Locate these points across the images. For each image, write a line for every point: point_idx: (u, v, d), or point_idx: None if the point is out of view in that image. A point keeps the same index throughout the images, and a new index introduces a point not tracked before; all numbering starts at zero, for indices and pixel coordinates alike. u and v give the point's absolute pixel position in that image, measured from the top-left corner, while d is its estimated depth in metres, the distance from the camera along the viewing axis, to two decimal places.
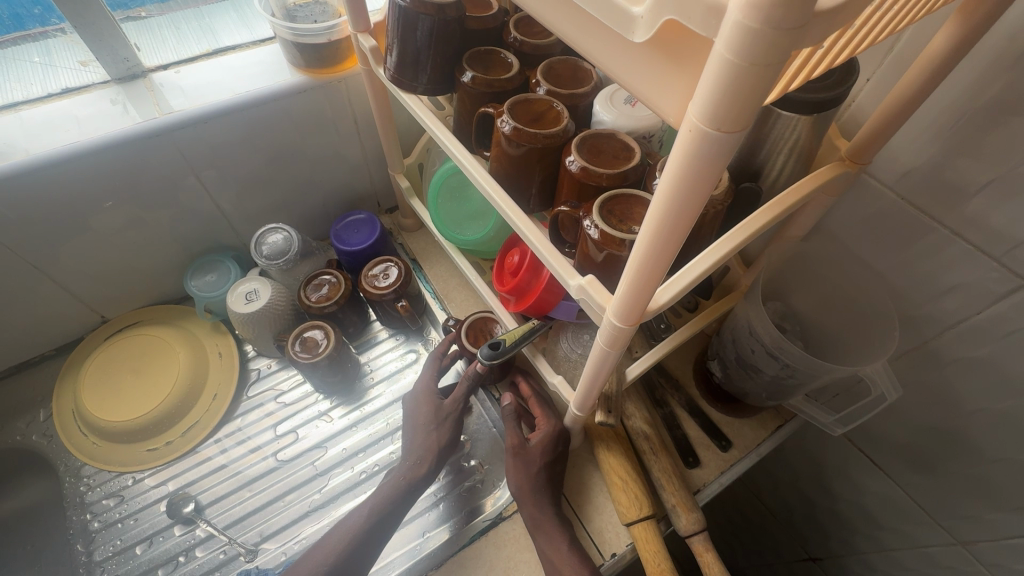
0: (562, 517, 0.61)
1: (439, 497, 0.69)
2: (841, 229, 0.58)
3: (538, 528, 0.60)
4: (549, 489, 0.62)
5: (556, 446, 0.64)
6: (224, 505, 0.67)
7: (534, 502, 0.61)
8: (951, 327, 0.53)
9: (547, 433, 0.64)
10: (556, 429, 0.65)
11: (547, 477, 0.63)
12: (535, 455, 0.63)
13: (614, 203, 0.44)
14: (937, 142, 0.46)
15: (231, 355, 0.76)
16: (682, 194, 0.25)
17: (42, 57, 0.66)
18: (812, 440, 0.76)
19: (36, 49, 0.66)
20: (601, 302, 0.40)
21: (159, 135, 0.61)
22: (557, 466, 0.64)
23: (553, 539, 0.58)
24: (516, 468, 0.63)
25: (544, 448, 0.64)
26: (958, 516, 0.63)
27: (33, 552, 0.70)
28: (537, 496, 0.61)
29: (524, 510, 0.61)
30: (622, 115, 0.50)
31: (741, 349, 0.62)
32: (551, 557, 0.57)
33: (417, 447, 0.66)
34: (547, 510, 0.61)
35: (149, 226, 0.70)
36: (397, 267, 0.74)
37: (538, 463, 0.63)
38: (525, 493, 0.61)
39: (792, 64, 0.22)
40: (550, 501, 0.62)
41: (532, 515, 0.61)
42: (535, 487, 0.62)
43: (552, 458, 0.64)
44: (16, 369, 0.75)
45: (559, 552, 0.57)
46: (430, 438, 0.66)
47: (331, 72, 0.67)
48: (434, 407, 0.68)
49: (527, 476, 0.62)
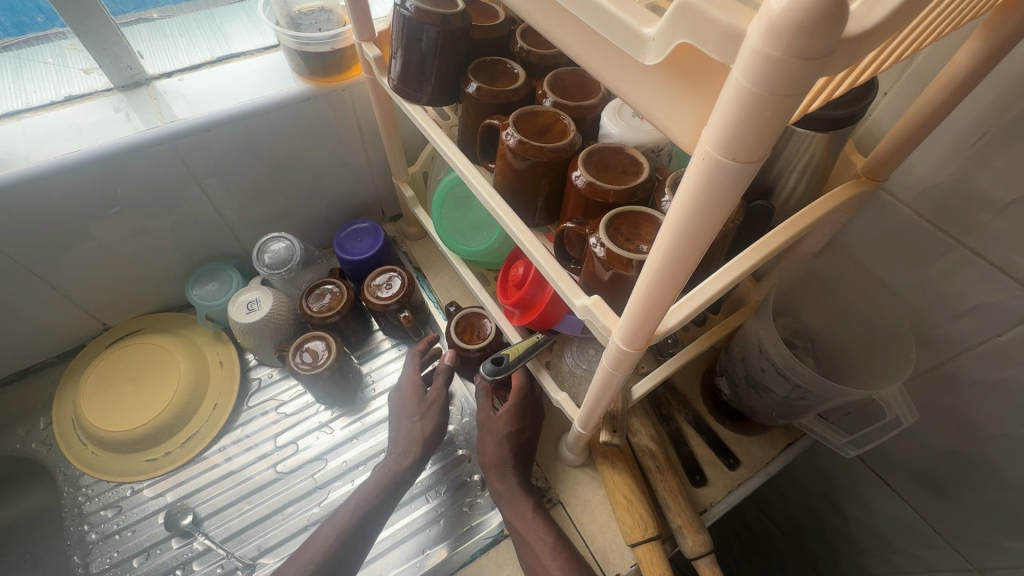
0: (524, 485, 0.63)
1: (438, 512, 0.68)
2: (855, 245, 0.57)
3: (512, 509, 0.61)
4: (513, 457, 0.64)
5: (523, 418, 0.66)
6: (223, 517, 0.67)
7: (500, 474, 0.64)
8: (969, 349, 0.51)
9: (514, 405, 0.65)
10: (523, 399, 0.66)
11: (514, 439, 0.65)
12: (501, 425, 0.65)
13: (621, 220, 0.43)
14: (958, 158, 0.45)
15: (232, 365, 0.76)
16: (694, 221, 0.24)
17: (55, 58, 0.66)
18: (823, 459, 0.75)
19: (42, 56, 0.66)
20: (607, 324, 0.39)
21: (161, 144, 0.60)
22: (524, 433, 0.66)
23: (520, 508, 0.61)
24: (492, 436, 0.65)
25: (509, 418, 0.65)
26: (975, 543, 0.61)
27: (33, 561, 0.69)
28: (502, 464, 0.63)
29: (491, 480, 0.64)
30: (630, 128, 0.49)
31: (751, 367, 0.60)
32: (518, 528, 0.60)
33: (402, 438, 0.65)
34: (509, 480, 0.63)
35: (152, 235, 0.69)
36: (400, 276, 0.73)
37: (502, 432, 0.65)
38: (491, 463, 0.64)
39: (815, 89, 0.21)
40: (514, 465, 0.64)
41: (497, 486, 0.63)
42: (499, 454, 0.64)
43: (518, 430, 0.65)
44: (17, 376, 0.75)
45: (524, 518, 0.60)
46: (413, 428, 0.66)
47: (335, 80, 0.66)
48: (418, 397, 0.68)
49: (494, 445, 0.64)
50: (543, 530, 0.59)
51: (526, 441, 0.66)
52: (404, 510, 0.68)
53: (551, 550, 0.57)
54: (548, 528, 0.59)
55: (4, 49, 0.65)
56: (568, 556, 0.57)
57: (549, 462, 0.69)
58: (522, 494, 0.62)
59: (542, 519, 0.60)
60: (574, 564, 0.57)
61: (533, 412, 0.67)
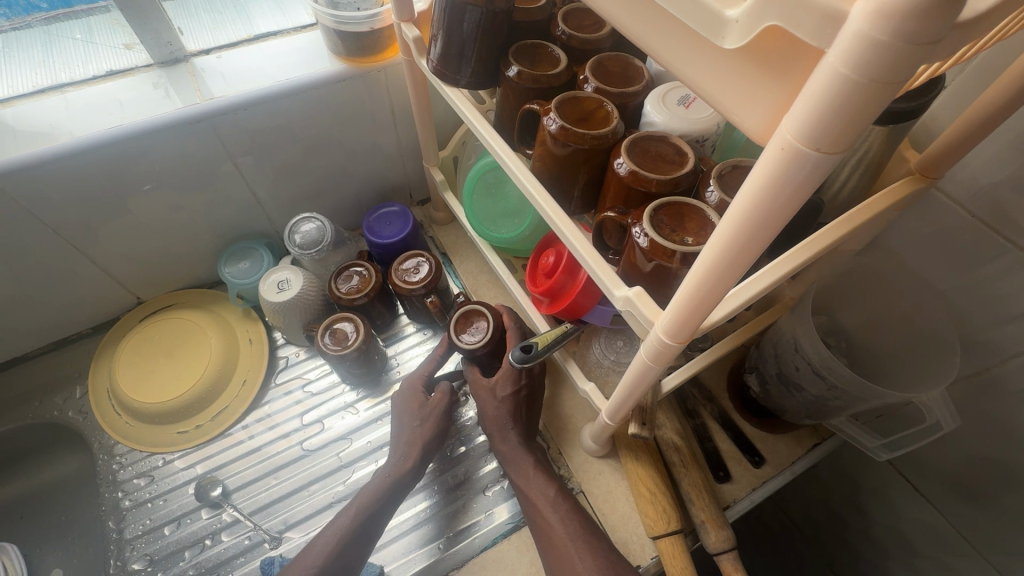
0: (526, 444, 0.64)
1: (444, 503, 0.69)
2: (901, 244, 0.55)
3: (514, 467, 0.62)
4: (513, 418, 0.64)
5: (520, 379, 0.64)
6: (250, 492, 0.68)
7: (502, 435, 0.64)
8: (1016, 355, 0.50)
9: (508, 369, 0.64)
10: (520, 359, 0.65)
11: (514, 399, 0.64)
12: (496, 390, 0.65)
13: (664, 209, 0.42)
14: (1020, 158, 0.43)
15: (262, 342, 0.77)
16: (762, 214, 0.23)
17: (84, 34, 0.65)
18: (850, 459, 0.74)
19: (72, 31, 0.65)
20: (650, 316, 0.38)
21: (200, 120, 0.60)
22: (522, 392, 0.65)
23: (522, 467, 0.62)
24: (488, 402, 0.65)
25: (506, 380, 0.64)
26: (1005, 551, 0.60)
27: (83, 519, 0.73)
28: (501, 424, 0.64)
29: (494, 443, 0.65)
30: (676, 117, 0.47)
31: (784, 365, 0.59)
32: (523, 491, 0.60)
33: (402, 443, 0.65)
34: (510, 441, 0.63)
35: (187, 211, 0.70)
36: (428, 261, 0.73)
37: (499, 395, 0.64)
38: (493, 425, 0.64)
39: None
40: (515, 426, 0.64)
41: (500, 448, 0.64)
42: (499, 414, 0.64)
43: (516, 390, 0.64)
44: (56, 345, 0.77)
45: (527, 476, 0.61)
46: (413, 434, 0.65)
47: (371, 61, 0.66)
48: (419, 403, 0.68)
49: (494, 406, 0.64)
50: (544, 485, 0.60)
51: (526, 398, 0.66)
52: (405, 503, 0.68)
53: (552, 503, 0.58)
54: (549, 482, 0.60)
55: (34, 25, 0.65)
56: (569, 509, 0.58)
57: (573, 451, 0.69)
58: (522, 453, 0.63)
59: (543, 473, 0.61)
60: (577, 515, 0.57)
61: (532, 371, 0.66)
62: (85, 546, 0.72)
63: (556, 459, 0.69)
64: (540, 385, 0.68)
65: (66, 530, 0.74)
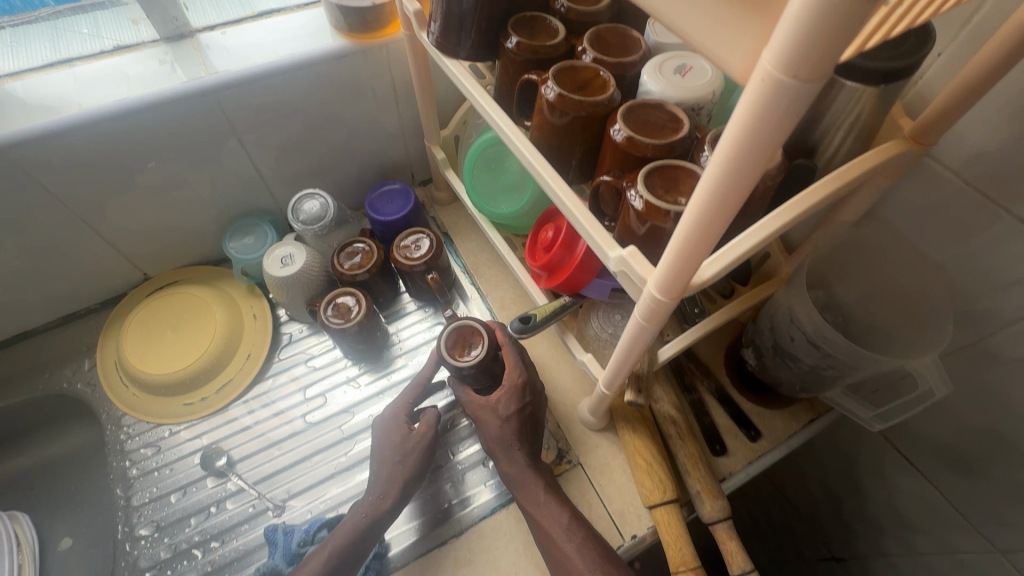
0: (535, 466, 0.61)
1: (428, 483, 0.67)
2: (896, 214, 0.55)
3: (524, 493, 0.59)
4: (519, 438, 0.62)
5: (525, 397, 0.63)
6: (253, 463, 0.69)
7: (507, 457, 0.62)
8: (1008, 325, 0.50)
9: (512, 387, 0.63)
10: (522, 377, 0.63)
11: (519, 417, 0.62)
12: (499, 409, 0.62)
13: (659, 173, 0.43)
14: (1012, 123, 0.43)
15: (266, 318, 0.78)
16: (747, 148, 0.24)
17: (90, 29, 0.67)
18: (847, 434, 0.75)
19: (79, 26, 0.67)
20: (643, 274, 0.39)
21: (205, 94, 0.61)
22: (527, 409, 0.63)
23: (532, 492, 0.59)
24: (490, 422, 0.62)
25: (509, 399, 0.63)
26: (996, 522, 0.61)
27: (99, 486, 0.76)
28: (508, 446, 0.61)
29: (500, 466, 0.62)
30: (671, 86, 0.48)
31: (779, 337, 0.59)
32: (533, 513, 0.58)
33: (381, 480, 0.61)
34: (518, 463, 0.61)
35: (193, 186, 0.71)
36: (429, 239, 0.74)
37: (502, 414, 0.62)
38: (498, 446, 0.62)
39: (871, 22, 0.21)
40: (521, 446, 0.62)
41: (507, 470, 0.61)
42: (502, 436, 0.61)
43: (521, 407, 0.63)
44: (64, 319, 0.78)
45: (539, 504, 0.58)
46: (394, 470, 0.61)
47: (374, 37, 0.67)
48: (402, 436, 0.63)
49: (498, 428, 0.62)
50: (558, 512, 0.58)
51: (530, 416, 0.64)
52: None
53: (566, 532, 0.56)
54: (562, 507, 0.58)
55: (40, 22, 0.66)
56: (586, 536, 0.56)
57: (570, 425, 0.70)
58: (531, 475, 0.60)
59: (555, 499, 0.59)
60: (592, 543, 0.56)
61: (534, 388, 0.65)
62: (101, 510, 0.75)
63: (554, 433, 0.70)
64: (541, 391, 0.67)
65: (82, 497, 0.76)
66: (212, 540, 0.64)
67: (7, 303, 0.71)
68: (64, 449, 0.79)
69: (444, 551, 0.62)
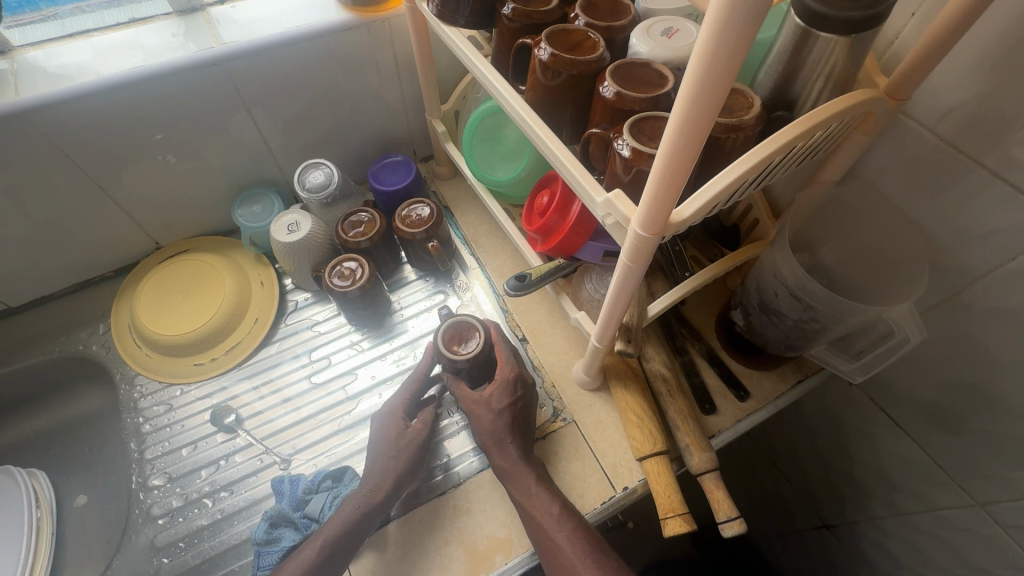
0: (527, 458, 0.61)
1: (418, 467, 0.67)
2: (877, 174, 0.57)
3: (516, 484, 0.59)
4: (511, 430, 0.63)
5: (516, 391, 0.65)
6: (261, 421, 0.72)
7: (500, 451, 0.62)
8: (982, 276, 0.52)
9: (503, 380, 0.65)
10: (513, 371, 0.65)
11: (511, 410, 0.64)
12: (492, 402, 0.64)
13: (645, 123, 0.45)
14: (981, 76, 0.45)
15: (273, 285, 0.81)
16: (712, 64, 0.27)
17: (98, 23, 0.67)
18: (835, 399, 0.77)
19: (87, 22, 0.68)
20: (627, 213, 0.41)
21: (216, 64, 0.64)
22: (518, 404, 0.64)
23: (524, 483, 0.59)
24: (483, 416, 0.63)
25: (501, 393, 0.64)
26: (976, 475, 0.62)
27: (114, 445, 0.79)
28: (499, 437, 0.62)
29: (492, 459, 0.62)
30: (659, 46, 0.50)
31: (764, 293, 0.62)
32: (524, 505, 0.58)
33: (374, 473, 0.61)
34: (511, 455, 0.61)
35: (204, 157, 0.74)
36: (430, 207, 0.77)
37: (496, 407, 0.63)
38: (490, 440, 0.62)
39: None
40: (513, 440, 0.62)
41: (499, 464, 0.61)
42: (495, 430, 0.62)
43: (513, 401, 0.64)
44: (81, 285, 0.81)
45: (529, 495, 0.58)
46: (387, 465, 0.62)
47: (377, 11, 0.70)
48: (399, 433, 0.64)
49: (489, 422, 0.63)
50: (548, 503, 0.57)
51: (521, 410, 0.65)
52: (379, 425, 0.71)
53: (558, 521, 0.56)
54: (552, 498, 0.58)
55: (51, 21, 0.68)
56: (575, 527, 0.56)
57: (565, 385, 0.72)
58: (523, 468, 0.60)
59: (546, 489, 0.59)
60: (583, 533, 0.56)
61: (525, 382, 0.66)
62: (116, 465, 0.78)
63: (549, 392, 0.72)
64: (533, 389, 0.68)
65: (99, 454, 0.80)
66: (221, 490, 0.68)
67: (25, 267, 0.74)
68: (84, 408, 0.83)
69: (443, 501, 0.64)
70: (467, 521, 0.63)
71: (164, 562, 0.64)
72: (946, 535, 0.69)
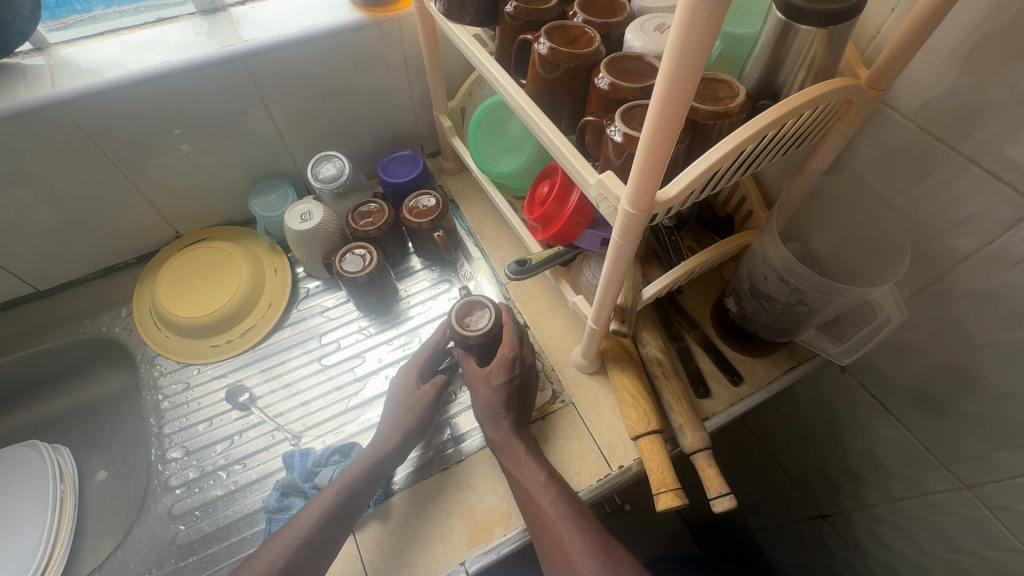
0: (517, 431, 0.65)
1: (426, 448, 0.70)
2: (862, 164, 0.60)
3: (507, 454, 0.63)
4: (507, 404, 0.66)
5: (514, 368, 0.67)
6: (273, 400, 0.76)
7: (494, 422, 0.65)
8: (963, 261, 0.54)
9: (503, 358, 0.67)
10: (513, 351, 0.68)
11: (508, 386, 0.66)
12: (490, 378, 0.67)
13: (635, 111, 0.48)
14: (956, 67, 0.48)
15: (285, 273, 0.85)
16: (685, 49, 0.30)
17: (121, 24, 0.72)
18: (828, 387, 0.79)
19: (113, 22, 0.72)
20: (617, 192, 0.44)
21: (236, 60, 0.69)
22: (516, 381, 0.67)
23: (514, 453, 0.62)
24: (482, 391, 0.67)
25: (499, 368, 0.67)
26: (963, 458, 0.64)
27: (135, 423, 0.84)
28: (495, 412, 0.65)
29: (486, 431, 0.66)
30: (652, 41, 0.53)
31: (755, 278, 0.64)
32: (513, 471, 0.61)
33: (388, 425, 0.66)
34: (504, 427, 0.64)
35: (223, 149, 0.78)
36: (436, 198, 0.80)
37: (495, 380, 0.67)
38: (485, 413, 0.66)
39: None
40: (508, 414, 0.65)
41: (491, 434, 0.65)
42: (492, 405, 0.65)
43: (510, 377, 0.67)
44: (104, 272, 0.86)
45: (519, 464, 0.61)
46: (398, 419, 0.66)
47: (388, 11, 0.74)
48: (409, 391, 0.69)
49: (487, 397, 0.66)
50: (535, 470, 0.60)
51: (518, 388, 0.67)
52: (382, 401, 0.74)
53: (543, 486, 0.59)
54: (540, 467, 0.61)
55: (73, 25, 0.72)
56: (561, 493, 0.59)
57: (565, 369, 0.75)
58: (513, 438, 0.64)
59: (534, 460, 0.62)
60: (566, 498, 0.58)
61: (524, 362, 0.69)
62: (137, 442, 0.82)
63: (549, 374, 0.75)
64: (533, 371, 0.71)
65: (121, 432, 0.84)
66: (234, 463, 0.71)
67: (54, 251, 0.78)
68: (109, 388, 0.87)
69: (445, 476, 0.67)
70: (468, 494, 0.66)
71: (180, 529, 0.68)
72: (935, 520, 0.71)
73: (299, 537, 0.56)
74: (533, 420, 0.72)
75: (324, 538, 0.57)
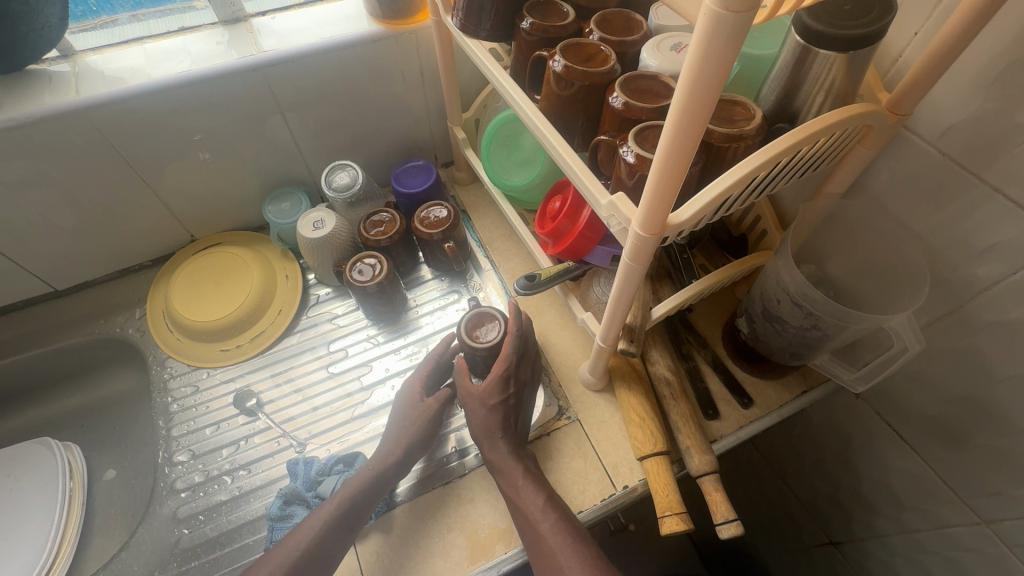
0: (516, 453, 0.64)
1: (427, 462, 0.69)
2: (882, 187, 0.59)
3: (505, 477, 0.62)
4: (502, 425, 0.65)
5: (507, 387, 0.67)
6: (281, 405, 0.76)
7: (491, 444, 0.64)
8: (985, 290, 0.53)
9: (495, 378, 0.66)
10: (507, 369, 0.67)
11: (502, 407, 0.66)
12: (484, 399, 0.66)
13: (649, 131, 0.48)
14: (981, 94, 0.47)
15: (296, 279, 0.86)
16: (700, 76, 0.30)
17: (146, 30, 0.74)
18: (841, 412, 0.77)
19: (138, 29, 0.74)
20: (628, 215, 0.44)
21: (255, 70, 0.70)
22: (510, 401, 0.67)
23: (511, 477, 0.61)
24: (477, 412, 0.66)
25: (493, 387, 0.66)
26: (981, 492, 0.62)
27: (145, 424, 0.85)
28: (490, 432, 0.64)
29: (483, 450, 0.65)
30: (667, 60, 0.53)
31: (768, 300, 0.63)
32: (512, 497, 0.60)
33: (389, 439, 0.66)
34: (501, 449, 0.63)
35: (240, 156, 0.79)
36: (447, 209, 0.80)
37: (488, 402, 0.66)
38: (482, 433, 0.65)
39: None
40: (503, 435, 0.65)
41: (489, 456, 0.64)
42: (487, 426, 0.65)
43: (504, 398, 0.66)
44: (120, 274, 0.87)
45: (517, 488, 0.60)
46: (400, 432, 0.66)
47: (406, 23, 0.74)
48: (412, 405, 0.69)
49: (481, 418, 0.65)
50: (534, 494, 0.60)
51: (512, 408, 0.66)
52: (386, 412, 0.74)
53: (542, 511, 0.58)
54: (538, 490, 0.60)
55: (100, 29, 0.74)
56: (559, 517, 0.58)
57: (572, 385, 0.75)
58: (511, 461, 0.63)
59: (532, 482, 0.61)
60: (566, 523, 0.58)
61: (518, 381, 0.68)
62: (146, 442, 0.83)
63: (556, 391, 0.74)
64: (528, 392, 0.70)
65: (132, 432, 0.85)
66: (240, 468, 0.72)
67: (73, 253, 0.80)
68: (121, 388, 0.89)
69: (448, 490, 0.67)
70: (471, 510, 0.65)
71: (184, 533, 0.68)
72: (952, 554, 0.68)
73: (299, 547, 0.56)
74: (533, 438, 0.71)
75: (325, 546, 0.57)
